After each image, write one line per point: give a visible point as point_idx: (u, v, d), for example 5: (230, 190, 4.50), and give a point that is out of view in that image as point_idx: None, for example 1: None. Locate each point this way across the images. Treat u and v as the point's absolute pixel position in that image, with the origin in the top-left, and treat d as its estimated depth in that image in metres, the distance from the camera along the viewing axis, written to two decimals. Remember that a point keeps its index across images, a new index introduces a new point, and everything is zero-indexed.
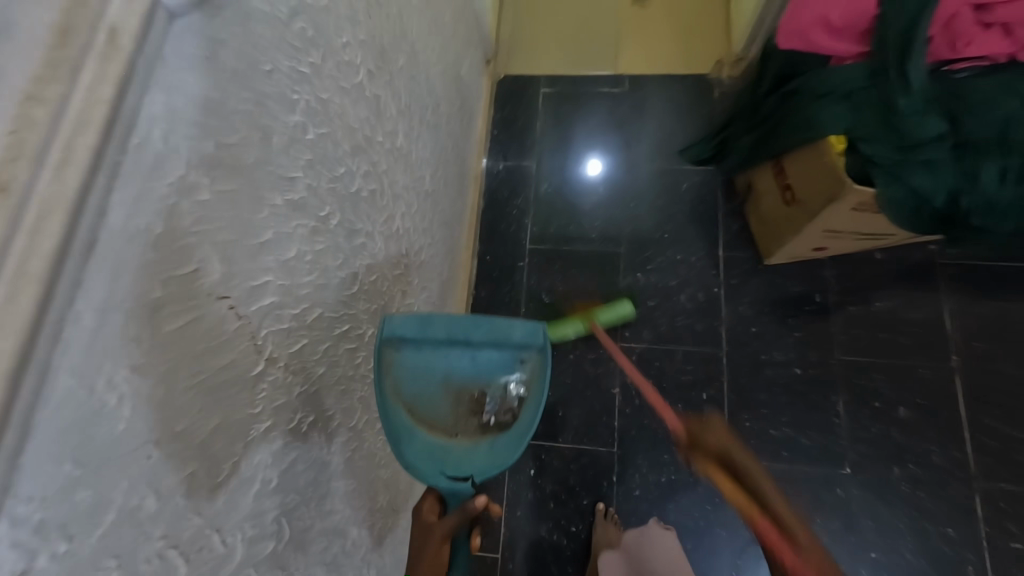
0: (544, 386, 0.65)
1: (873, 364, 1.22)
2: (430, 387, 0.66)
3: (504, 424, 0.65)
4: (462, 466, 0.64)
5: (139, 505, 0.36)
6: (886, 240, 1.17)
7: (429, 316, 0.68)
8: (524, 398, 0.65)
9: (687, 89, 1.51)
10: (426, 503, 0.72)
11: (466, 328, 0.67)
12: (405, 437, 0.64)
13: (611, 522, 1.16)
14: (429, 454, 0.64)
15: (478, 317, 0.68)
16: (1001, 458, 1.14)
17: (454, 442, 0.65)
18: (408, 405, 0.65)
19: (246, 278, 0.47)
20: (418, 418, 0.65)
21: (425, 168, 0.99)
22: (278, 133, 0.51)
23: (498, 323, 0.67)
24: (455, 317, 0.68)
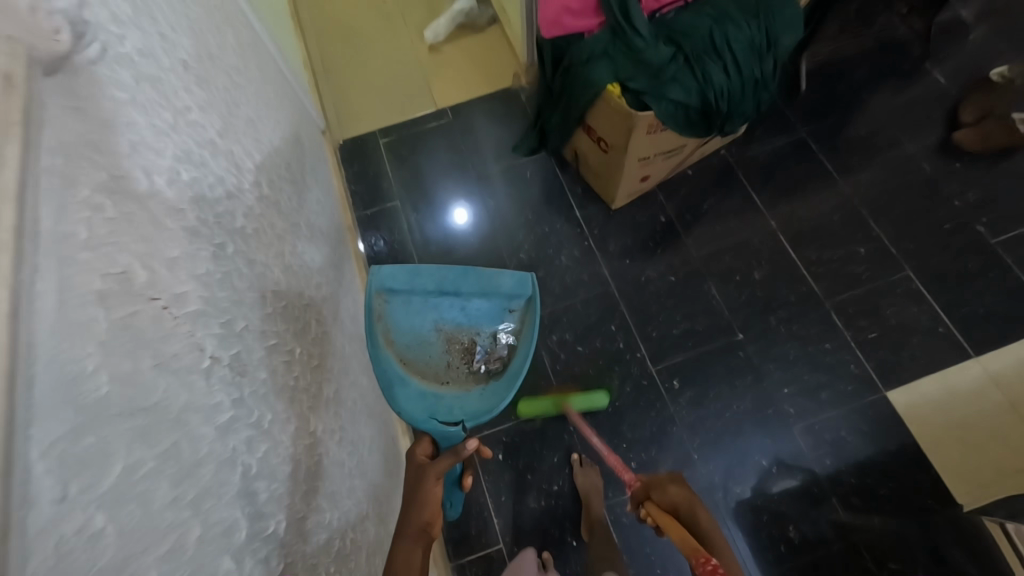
0: (532, 330, 1.07)
1: (720, 250, 1.49)
2: (425, 334, 1.06)
3: (493, 367, 1.05)
4: (455, 410, 0.98)
5: (138, 462, 0.41)
6: (685, 154, 1.46)
7: (417, 270, 1.08)
8: (511, 341, 1.09)
9: (499, 101, 1.77)
10: (420, 448, 0.87)
11: (458, 285, 1.10)
12: (400, 384, 0.96)
13: (587, 466, 1.26)
14: (424, 397, 0.97)
15: (466, 276, 1.11)
16: (835, 276, 1.44)
17: (446, 384, 1.01)
18: (403, 353, 1.01)
19: (169, 286, 0.53)
20: (412, 362, 1.01)
21: (298, 216, 1.08)
22: (156, 172, 0.59)
23: (484, 280, 1.11)
24: (444, 278, 1.10)
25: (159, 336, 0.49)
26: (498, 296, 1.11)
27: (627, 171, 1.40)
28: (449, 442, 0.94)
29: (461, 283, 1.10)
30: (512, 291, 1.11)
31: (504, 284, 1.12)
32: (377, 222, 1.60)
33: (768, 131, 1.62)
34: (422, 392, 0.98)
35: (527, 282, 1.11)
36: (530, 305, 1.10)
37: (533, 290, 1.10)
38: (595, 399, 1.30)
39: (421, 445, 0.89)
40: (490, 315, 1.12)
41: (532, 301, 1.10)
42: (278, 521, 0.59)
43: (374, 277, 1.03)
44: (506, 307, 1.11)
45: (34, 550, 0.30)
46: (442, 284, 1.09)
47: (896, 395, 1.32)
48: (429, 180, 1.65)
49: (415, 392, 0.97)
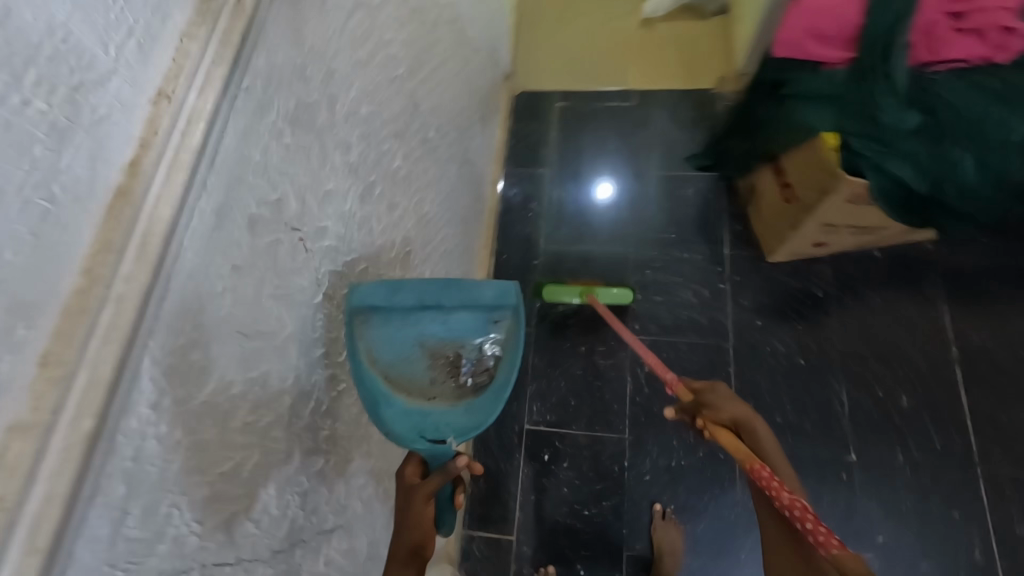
0: (519, 342, 0.65)
1: (871, 354, 1.28)
2: (404, 351, 0.65)
3: (480, 385, 0.64)
4: (440, 428, 0.62)
5: (230, 382, 0.43)
6: (881, 235, 1.23)
7: (395, 282, 0.66)
8: (500, 356, 0.65)
9: (691, 102, 1.62)
10: (408, 467, 0.62)
11: (435, 292, 0.67)
12: (382, 404, 0.61)
13: (671, 522, 1.18)
14: (409, 418, 0.62)
15: (446, 280, 0.67)
16: (1001, 442, 1.19)
17: (432, 405, 0.63)
18: (384, 373, 0.64)
19: (313, 220, 0.55)
20: (394, 383, 0.63)
21: (450, 164, 1.09)
22: (340, 104, 0.60)
23: (466, 285, 0.67)
24: (421, 282, 0.67)
25: (290, 266, 0.51)
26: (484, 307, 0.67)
27: (802, 231, 1.21)
28: (441, 461, 0.63)
29: (443, 293, 0.66)
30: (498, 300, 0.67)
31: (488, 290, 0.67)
32: (520, 182, 1.58)
33: (998, 242, 1.33)
34: (405, 413, 0.62)
35: (516, 286, 0.67)
36: (522, 313, 0.66)
37: (520, 298, 0.65)
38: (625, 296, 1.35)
39: (408, 462, 0.63)
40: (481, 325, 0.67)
41: (523, 308, 0.66)
42: (329, 460, 0.62)
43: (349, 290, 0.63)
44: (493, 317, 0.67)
45: (117, 451, 0.33)
46: (418, 291, 0.66)
47: None
48: (586, 161, 1.58)
49: (400, 412, 0.62)
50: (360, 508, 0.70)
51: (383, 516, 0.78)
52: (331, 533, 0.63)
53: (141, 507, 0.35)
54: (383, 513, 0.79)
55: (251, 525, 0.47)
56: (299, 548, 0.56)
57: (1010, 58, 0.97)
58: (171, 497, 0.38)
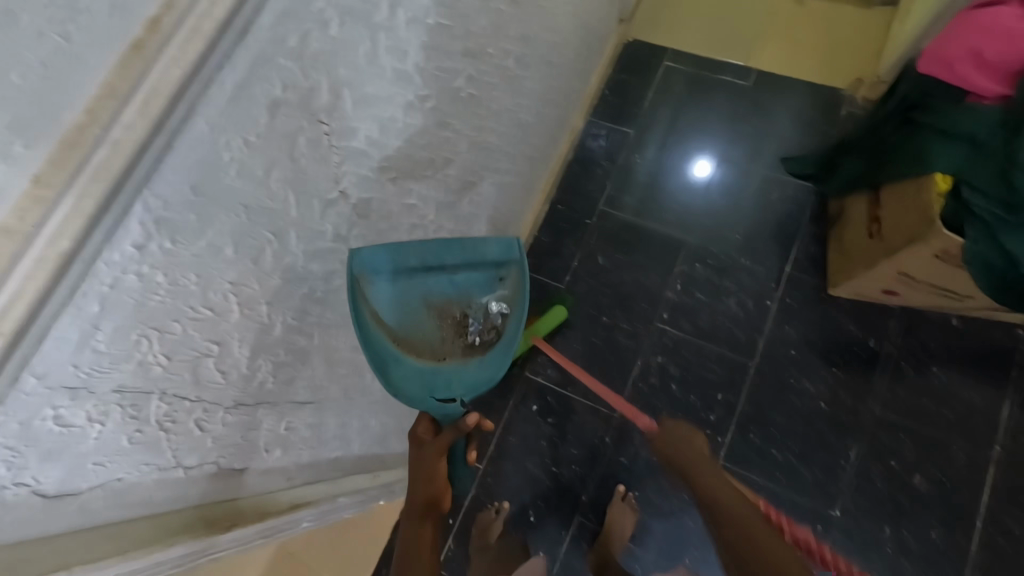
0: (522, 299, 0.73)
1: (902, 424, 1.19)
2: (412, 312, 0.72)
3: (488, 342, 0.73)
4: (452, 384, 0.71)
5: (220, 247, 0.47)
6: (965, 304, 1.10)
7: (396, 245, 0.70)
8: (505, 314, 0.74)
9: (815, 98, 1.44)
10: (421, 425, 0.75)
11: (441, 255, 0.73)
12: (394, 364, 0.69)
13: (627, 505, 1.18)
14: (421, 377, 0.70)
15: (450, 241, 0.73)
16: (1006, 559, 1.09)
17: (443, 364, 0.72)
18: (394, 335, 0.70)
19: (345, 118, 0.56)
20: (405, 345, 0.71)
21: (525, 99, 1.05)
22: (405, 8, 0.59)
23: (472, 246, 0.74)
24: (425, 244, 0.72)
25: (309, 157, 0.53)
26: (488, 266, 0.75)
27: (875, 273, 1.10)
28: (449, 418, 0.73)
29: (447, 255, 0.73)
30: (502, 259, 0.74)
31: (493, 249, 0.74)
32: (601, 142, 1.50)
33: None
34: (417, 372, 0.71)
35: (519, 244, 0.75)
36: (524, 270, 0.74)
37: (524, 256, 0.73)
38: (559, 313, 1.33)
39: (420, 421, 0.75)
40: (487, 283, 0.75)
41: (525, 265, 0.74)
42: (312, 343, 0.66)
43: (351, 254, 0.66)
44: (499, 276, 0.75)
45: (95, 274, 0.37)
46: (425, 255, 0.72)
47: None
48: (677, 134, 1.47)
49: (412, 371, 0.70)
50: (334, 393, 0.76)
51: (356, 407, 0.85)
52: (300, 407, 0.69)
53: (112, 326, 0.40)
54: (358, 404, 0.85)
55: (218, 376, 0.53)
56: (263, 409, 0.62)
57: None
58: (142, 328, 0.43)
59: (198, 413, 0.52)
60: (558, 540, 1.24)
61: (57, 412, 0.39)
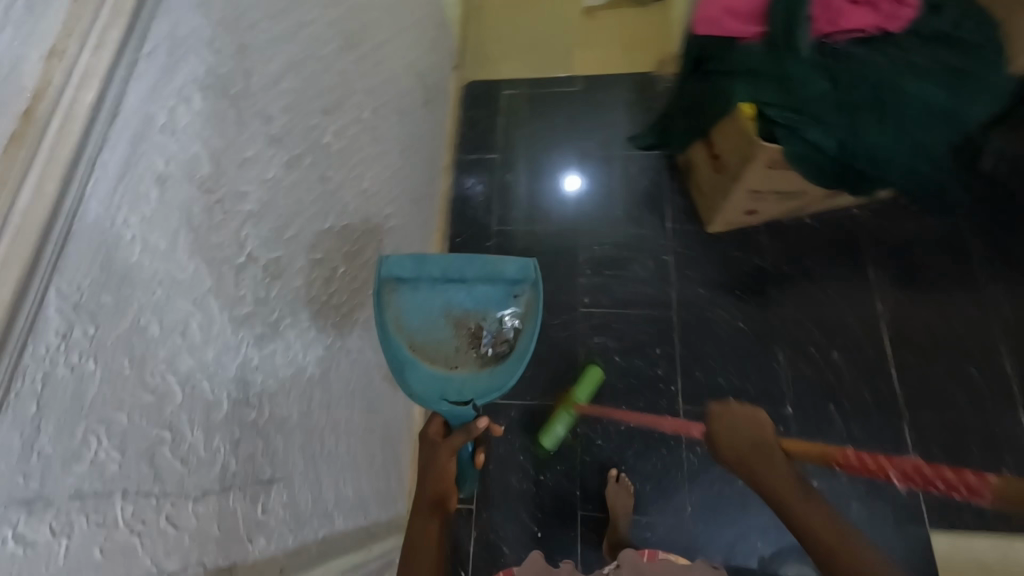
0: (535, 314, 0.85)
1: (805, 315, 1.36)
2: (431, 321, 0.86)
3: (499, 353, 0.84)
4: (464, 389, 0.82)
5: (144, 327, 0.47)
6: (807, 200, 1.31)
7: (422, 260, 0.87)
8: (516, 328, 0.85)
9: (634, 84, 1.68)
10: (433, 423, 0.85)
11: (460, 270, 0.87)
12: (409, 367, 0.82)
13: (623, 485, 1.22)
14: (434, 381, 0.82)
15: (470, 260, 0.88)
16: (923, 390, 1.27)
17: (456, 371, 0.83)
18: (413, 341, 0.84)
19: (232, 184, 0.59)
20: (420, 350, 0.84)
21: (391, 145, 1.13)
22: (258, 76, 0.64)
23: (489, 264, 0.88)
24: (447, 262, 0.88)
25: (207, 224, 0.55)
26: (505, 282, 0.88)
27: (733, 199, 1.28)
28: (460, 421, 0.83)
29: (466, 271, 0.87)
30: (516, 278, 0.87)
31: (510, 269, 0.88)
32: (474, 184, 1.60)
33: (918, 207, 1.42)
34: (431, 377, 0.83)
35: (533, 265, 0.87)
36: (538, 287, 0.86)
37: (537, 275, 0.86)
38: (594, 375, 1.28)
39: (432, 422, 0.85)
40: (503, 299, 0.87)
41: (539, 283, 0.86)
42: (262, 413, 0.65)
43: (383, 266, 0.84)
44: (514, 292, 0.87)
45: (25, 372, 0.36)
46: (446, 270, 0.87)
47: (941, 538, 1.15)
48: (537, 148, 1.62)
49: (426, 375, 0.82)
50: (300, 463, 0.74)
51: (326, 477, 0.82)
52: (269, 483, 0.66)
53: (54, 426, 0.39)
54: (326, 473, 0.82)
55: (176, 464, 0.51)
56: (234, 492, 0.59)
57: (899, 26, 1.10)
58: (86, 422, 0.41)
59: (168, 509, 0.50)
60: (570, 542, 1.23)
61: (18, 530, 0.36)
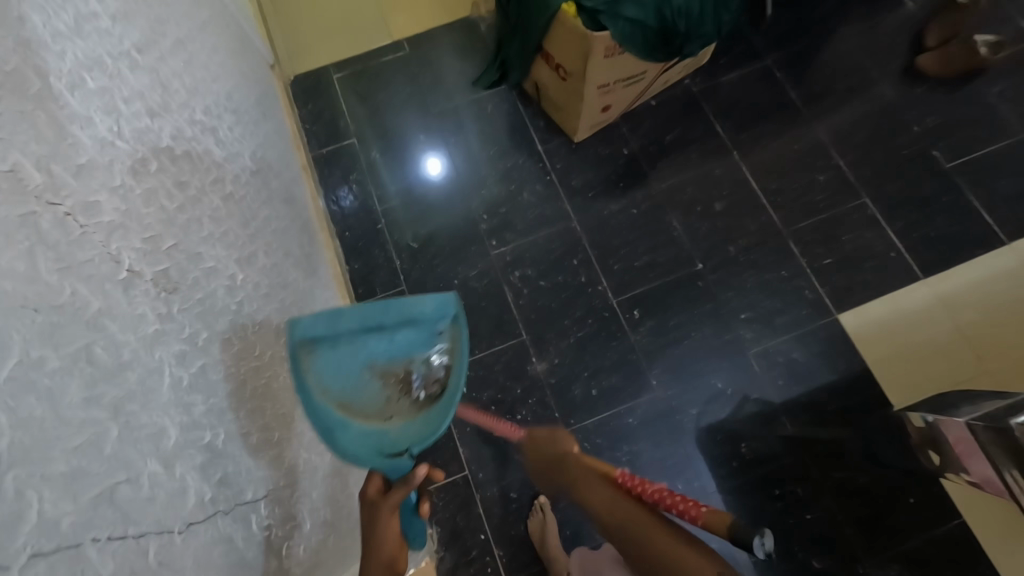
0: (462, 350, 0.76)
1: (682, 181, 1.49)
2: (354, 376, 0.77)
3: (432, 395, 0.77)
4: (398, 442, 0.75)
5: (40, 358, 0.39)
6: (647, 80, 1.42)
7: (335, 312, 0.77)
8: (446, 366, 0.77)
9: (458, 30, 1.68)
10: (370, 481, 0.76)
11: (377, 314, 0.76)
12: (337, 431, 0.74)
13: None
14: (367, 440, 0.75)
15: (386, 301, 0.77)
16: (792, 206, 1.46)
17: (390, 423, 0.76)
18: (337, 401, 0.76)
19: (76, 195, 0.50)
20: (347, 410, 0.76)
21: (240, 147, 1.03)
22: (54, 74, 0.54)
23: (407, 303, 0.76)
24: (362, 307, 0.77)
25: (65, 240, 0.47)
26: (427, 319, 0.77)
27: (587, 100, 1.36)
28: (399, 473, 0.75)
29: (383, 314, 0.77)
30: (439, 311, 0.77)
31: (429, 304, 0.77)
32: (347, 193, 1.51)
33: (734, 61, 1.59)
34: (364, 435, 0.75)
35: (454, 298, 0.77)
36: (462, 320, 0.77)
37: (460, 308, 0.76)
38: None
39: (371, 479, 0.76)
40: (428, 338, 0.78)
41: (462, 316, 0.76)
42: (217, 435, 0.58)
43: (291, 328, 0.75)
44: (438, 328, 0.77)
45: None
46: (360, 318, 0.76)
47: (847, 317, 1.36)
48: (390, 119, 1.58)
49: (357, 436, 0.74)
50: (277, 478, 0.68)
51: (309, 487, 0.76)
52: (257, 502, 0.61)
53: None
54: (308, 484, 0.77)
55: (142, 500, 0.44)
56: (221, 517, 0.54)
57: None
58: (16, 472, 0.34)
59: (153, 549, 0.43)
60: None
61: None
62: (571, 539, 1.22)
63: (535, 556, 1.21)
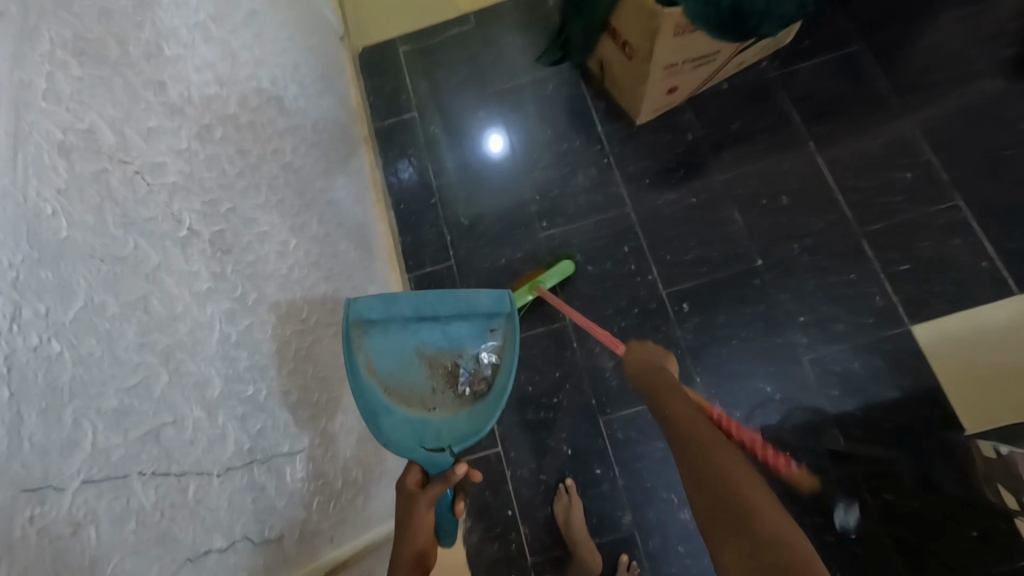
0: (512, 349, 0.85)
1: (747, 172, 1.41)
2: (404, 362, 0.85)
3: (478, 390, 0.84)
4: (441, 434, 0.81)
5: (101, 304, 0.43)
6: (718, 62, 1.34)
7: (393, 299, 0.87)
8: (493, 364, 0.85)
9: (524, 6, 1.65)
10: (410, 474, 0.80)
11: (434, 306, 0.87)
12: (383, 415, 0.80)
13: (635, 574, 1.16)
14: (410, 427, 0.80)
15: (442, 295, 0.88)
16: (870, 205, 1.34)
17: (434, 414, 0.82)
18: (385, 385, 0.82)
19: (144, 155, 0.54)
20: (393, 396, 0.82)
21: (302, 117, 1.07)
22: (133, 42, 0.57)
23: (462, 300, 0.88)
24: (420, 297, 0.87)
25: (131, 198, 0.50)
26: (480, 316, 0.88)
27: (652, 82, 1.31)
28: (437, 468, 0.81)
29: (439, 306, 0.87)
30: (492, 310, 0.88)
31: (484, 303, 0.88)
32: (406, 169, 1.53)
33: (820, 44, 1.47)
34: (407, 422, 0.81)
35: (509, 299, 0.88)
36: (514, 321, 0.87)
37: (513, 308, 0.86)
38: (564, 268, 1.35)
39: (409, 473, 0.80)
40: (478, 335, 0.87)
41: (514, 317, 0.87)
42: (259, 389, 0.62)
43: (350, 309, 0.83)
44: (489, 327, 0.87)
45: None
46: (417, 307, 0.86)
47: (920, 331, 1.25)
48: (451, 97, 1.58)
49: (402, 423, 0.80)
50: (313, 436, 0.72)
51: (343, 447, 0.80)
52: (291, 456, 0.65)
53: (38, 413, 0.35)
54: (342, 444, 0.81)
55: (184, 440, 0.48)
56: (256, 466, 0.58)
57: None
58: (74, 405, 0.38)
59: (191, 487, 0.47)
60: (601, 450, 1.26)
61: (34, 521, 0.34)
62: (595, 527, 1.21)
63: (559, 539, 1.22)
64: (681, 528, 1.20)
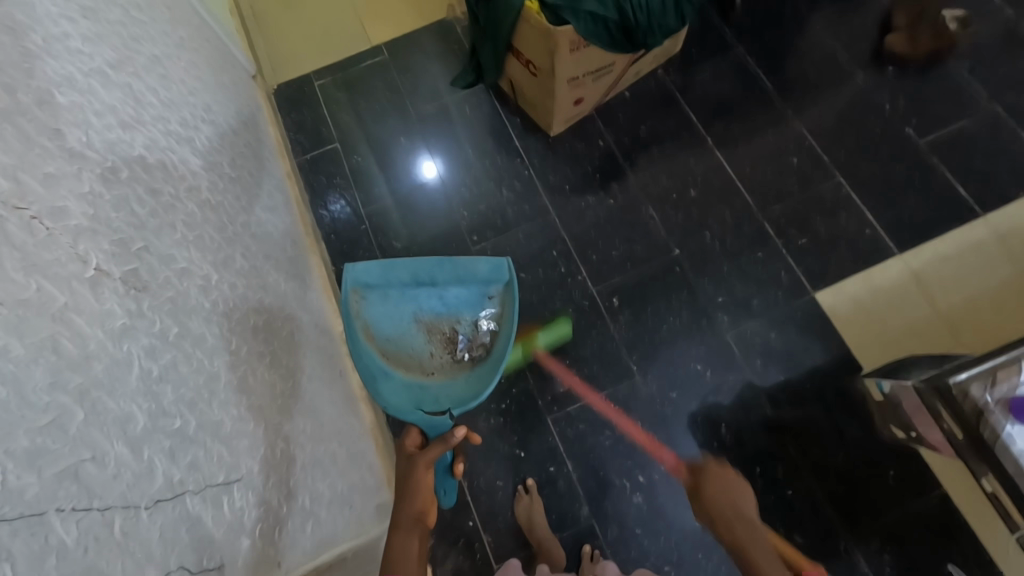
0: (507, 320, 1.03)
1: (656, 171, 1.52)
2: (404, 326, 1.02)
3: (473, 355, 1.03)
4: (438, 395, 1.00)
5: (4, 347, 0.43)
6: (616, 73, 1.45)
7: (391, 266, 1.01)
8: (488, 333, 1.04)
9: (434, 34, 1.72)
10: (409, 438, 0.92)
11: (434, 275, 1.03)
12: (384, 377, 0.97)
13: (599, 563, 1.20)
14: (409, 390, 0.99)
15: (442, 265, 1.03)
16: (768, 190, 1.48)
17: (431, 377, 1.01)
18: (385, 348, 1.00)
19: (43, 200, 0.54)
20: (393, 360, 1.00)
21: (217, 154, 1.07)
22: (23, 91, 0.57)
23: (461, 271, 1.04)
24: (420, 266, 1.03)
25: (32, 242, 0.50)
26: (477, 283, 1.04)
27: (558, 96, 1.39)
28: (438, 431, 0.98)
29: (437, 275, 1.03)
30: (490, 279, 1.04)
31: (481, 273, 1.04)
32: (340, 205, 1.54)
33: (706, 51, 1.62)
34: (406, 385, 0.99)
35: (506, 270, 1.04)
36: (510, 291, 1.04)
37: (510, 279, 1.03)
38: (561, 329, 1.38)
39: (410, 436, 0.93)
40: (474, 302, 1.05)
41: (511, 288, 1.04)
42: (187, 422, 0.62)
43: (351, 275, 0.98)
44: (487, 295, 1.04)
45: None
46: (417, 275, 1.02)
47: (824, 297, 1.38)
48: (375, 127, 1.62)
49: (400, 386, 0.98)
50: (253, 465, 0.72)
51: (287, 474, 0.80)
52: (229, 485, 0.65)
53: None
54: (287, 472, 0.80)
55: (106, 476, 0.48)
56: (190, 497, 0.58)
57: None
58: None
59: (119, 521, 0.48)
60: (553, 448, 1.29)
61: None
62: (556, 525, 1.24)
63: (523, 542, 1.24)
64: (637, 512, 1.25)
